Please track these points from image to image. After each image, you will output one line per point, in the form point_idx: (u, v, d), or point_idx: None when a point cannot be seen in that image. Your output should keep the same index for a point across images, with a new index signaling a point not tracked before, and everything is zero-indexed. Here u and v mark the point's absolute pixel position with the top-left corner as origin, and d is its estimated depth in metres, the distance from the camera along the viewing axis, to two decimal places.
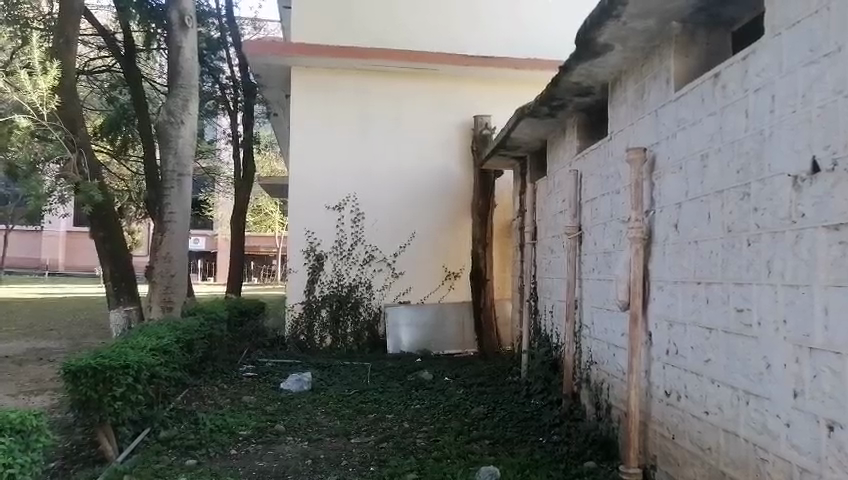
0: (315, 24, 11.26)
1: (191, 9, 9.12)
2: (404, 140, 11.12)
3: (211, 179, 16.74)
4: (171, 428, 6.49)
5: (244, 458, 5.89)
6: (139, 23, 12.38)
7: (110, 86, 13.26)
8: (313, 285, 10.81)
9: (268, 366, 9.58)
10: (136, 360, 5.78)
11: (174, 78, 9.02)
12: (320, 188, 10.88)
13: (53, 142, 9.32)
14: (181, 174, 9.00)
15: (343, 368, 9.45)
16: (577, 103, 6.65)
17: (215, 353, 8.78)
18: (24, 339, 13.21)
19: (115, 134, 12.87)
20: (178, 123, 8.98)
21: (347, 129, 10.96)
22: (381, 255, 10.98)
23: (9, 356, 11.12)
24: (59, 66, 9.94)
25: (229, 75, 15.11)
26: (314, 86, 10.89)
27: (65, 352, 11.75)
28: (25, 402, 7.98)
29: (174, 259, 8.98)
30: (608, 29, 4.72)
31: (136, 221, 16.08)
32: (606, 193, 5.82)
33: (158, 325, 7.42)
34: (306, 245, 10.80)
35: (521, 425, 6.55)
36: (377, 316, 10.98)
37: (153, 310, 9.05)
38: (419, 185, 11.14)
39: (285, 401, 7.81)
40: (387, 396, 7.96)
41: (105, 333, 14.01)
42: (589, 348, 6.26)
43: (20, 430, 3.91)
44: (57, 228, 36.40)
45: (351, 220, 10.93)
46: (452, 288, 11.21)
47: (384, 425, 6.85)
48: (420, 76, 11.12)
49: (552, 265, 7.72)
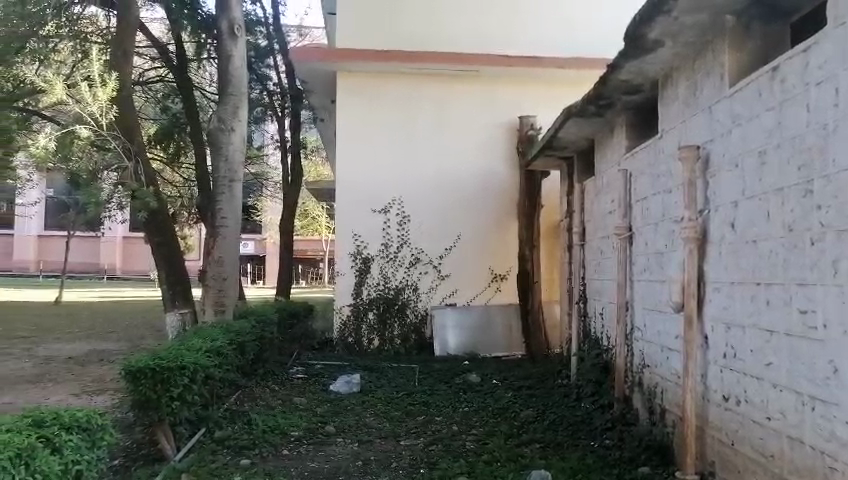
0: (360, 29, 11.37)
1: (241, 19, 9.37)
2: (448, 141, 11.13)
3: (259, 184, 17.05)
4: (226, 428, 6.65)
5: (296, 459, 5.98)
6: (190, 33, 12.78)
7: (163, 95, 13.59)
8: (361, 288, 10.89)
9: (317, 368, 9.73)
10: (192, 361, 5.92)
11: (224, 86, 9.26)
12: (366, 192, 10.96)
13: (111, 151, 9.74)
14: (232, 179, 9.21)
15: (391, 370, 9.51)
16: (626, 101, 6.53)
17: (266, 355, 8.95)
18: (86, 340, 13.72)
19: (168, 141, 13.35)
20: (229, 130, 9.19)
21: (392, 133, 11.03)
22: (427, 258, 11.00)
23: (72, 357, 11.57)
24: (118, 77, 10.26)
25: (276, 82, 15.40)
26: (358, 90, 10.98)
27: (123, 353, 12.15)
28: (89, 401, 8.29)
29: (225, 262, 9.20)
30: (658, 24, 4.62)
31: (188, 226, 16.52)
32: (657, 192, 5.70)
33: (212, 327, 7.61)
34: (353, 249, 10.90)
35: (571, 429, 6.47)
36: (424, 319, 10.99)
37: (207, 312, 9.28)
38: (464, 186, 11.13)
39: (335, 402, 7.89)
40: (435, 398, 7.97)
41: (160, 335, 14.41)
42: (641, 351, 6.13)
43: (87, 428, 4.10)
44: (114, 234, 37.72)
45: (396, 223, 10.98)
46: (498, 290, 11.15)
47: (433, 428, 6.86)
48: (464, 79, 11.13)
49: (602, 266, 7.60)
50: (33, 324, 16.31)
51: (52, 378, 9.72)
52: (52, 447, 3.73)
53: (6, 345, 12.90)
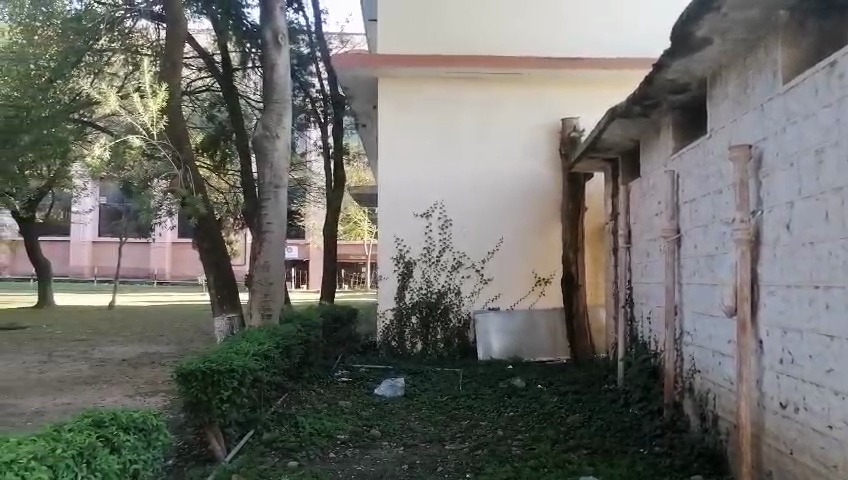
0: (400, 34, 11.43)
1: (284, 28, 9.55)
2: (490, 144, 11.09)
3: (303, 190, 17.28)
4: (273, 430, 6.75)
5: (342, 462, 6.04)
6: (236, 44, 13.28)
7: (209, 105, 13.82)
8: (403, 292, 10.93)
9: (361, 371, 9.82)
10: (241, 364, 6.03)
11: (269, 94, 9.44)
12: (409, 197, 11.00)
13: (161, 160, 10.07)
14: (277, 186, 9.37)
15: (434, 374, 9.52)
16: (672, 101, 6.40)
17: (311, 358, 9.06)
18: (139, 343, 14.14)
19: (214, 149, 13.91)
20: (274, 137, 9.36)
21: (433, 137, 11.06)
22: (470, 261, 10.96)
23: (125, 360, 11.94)
24: (168, 88, 10.41)
25: (319, 89, 15.59)
26: (399, 95, 11.04)
27: (173, 356, 12.47)
28: (142, 402, 8.55)
29: (271, 266, 9.37)
30: (707, 22, 4.52)
31: (234, 232, 16.86)
32: (707, 193, 5.56)
33: (258, 331, 7.74)
34: (396, 253, 10.93)
35: (620, 435, 6.35)
36: (467, 323, 10.96)
37: (253, 317, 9.44)
38: (507, 189, 11.07)
39: (380, 406, 7.94)
40: (479, 403, 7.93)
41: (208, 338, 14.74)
42: (691, 356, 5.99)
43: (142, 428, 4.23)
44: (163, 240, 38.79)
45: (439, 227, 10.98)
46: (542, 294, 11.05)
47: (478, 432, 6.83)
48: (505, 81, 11.08)
49: (649, 269, 7.45)
50: (89, 328, 16.92)
51: (108, 380, 10.06)
52: (111, 446, 3.86)
53: (64, 348, 13.40)
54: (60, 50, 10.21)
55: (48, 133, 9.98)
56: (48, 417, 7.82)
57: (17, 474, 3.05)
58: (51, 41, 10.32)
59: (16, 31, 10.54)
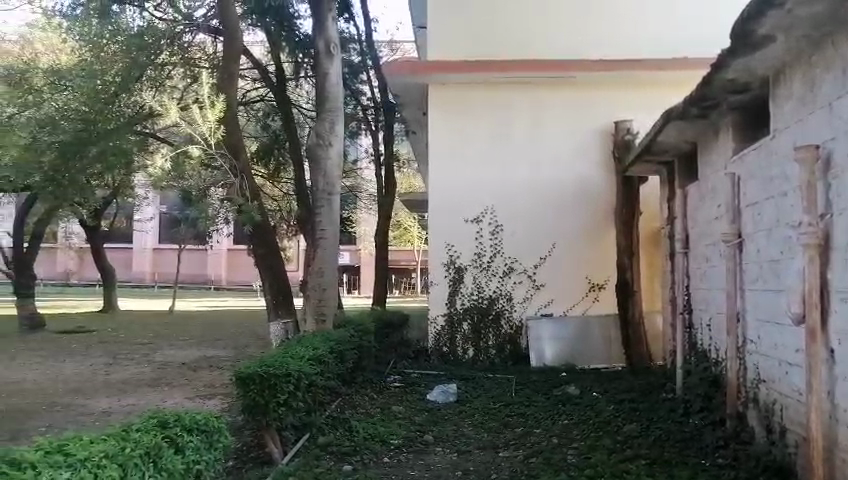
0: (449, 40, 11.40)
1: (336, 37, 9.73)
2: (541, 149, 10.99)
3: (354, 196, 17.50)
4: (328, 434, 6.84)
5: (397, 467, 6.07)
6: (289, 54, 13.57)
7: (264, 114, 14.16)
8: (454, 297, 10.91)
9: (413, 377, 9.84)
10: (296, 368, 6.13)
11: (322, 103, 9.60)
12: (459, 202, 10.97)
13: (219, 170, 10.37)
14: (330, 193, 9.51)
15: (486, 380, 9.47)
16: (732, 101, 6.21)
17: (364, 363, 9.15)
18: (198, 347, 14.55)
19: (268, 159, 14.22)
20: (327, 145, 9.51)
21: (483, 142, 11.04)
22: (521, 267, 10.87)
23: (185, 363, 12.31)
24: (225, 99, 10.63)
25: (370, 97, 15.78)
26: (449, 101, 11.06)
27: (230, 360, 12.78)
28: (201, 405, 8.79)
29: (325, 272, 9.50)
30: (769, 19, 4.37)
31: (288, 238, 17.19)
32: (771, 196, 5.35)
33: (312, 336, 7.86)
34: (447, 258, 10.92)
35: (680, 446, 6.17)
36: (519, 329, 10.86)
37: (308, 321, 9.58)
38: (558, 193, 10.94)
39: (433, 411, 7.95)
40: (532, 410, 7.83)
41: (264, 343, 15.06)
42: (756, 365, 5.77)
43: (205, 429, 4.36)
44: (219, 247, 39.88)
45: (489, 233, 10.92)
46: (596, 301, 10.87)
47: (532, 440, 6.74)
48: (557, 85, 10.99)
49: (709, 275, 7.22)
50: (150, 332, 17.51)
51: (169, 382, 10.40)
52: (176, 447, 4.00)
53: (128, 351, 13.92)
54: (124, 64, 10.60)
55: (115, 144, 10.62)
56: (114, 418, 8.13)
57: (90, 471, 3.21)
58: (116, 58, 10.65)
59: (85, 50, 10.86)
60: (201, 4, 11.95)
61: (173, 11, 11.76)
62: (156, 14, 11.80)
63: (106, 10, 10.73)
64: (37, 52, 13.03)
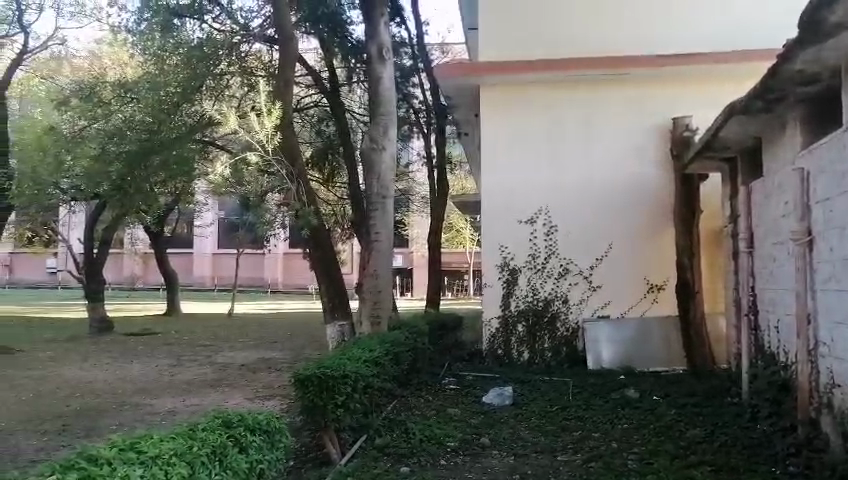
0: (501, 40, 11.33)
1: (388, 41, 9.85)
2: (596, 148, 10.81)
3: (407, 199, 17.61)
4: (385, 436, 6.89)
5: (455, 469, 6.06)
6: (342, 60, 13.85)
7: (318, 120, 14.39)
8: (509, 299, 10.83)
9: (468, 379, 9.82)
10: (353, 370, 6.21)
11: (375, 107, 9.70)
12: (512, 203, 10.87)
13: (276, 175, 10.62)
14: (384, 196, 9.61)
15: (543, 383, 9.37)
16: (800, 93, 5.96)
17: (419, 366, 9.19)
18: (257, 349, 14.92)
19: (323, 164, 14.53)
20: (380, 149, 9.61)
21: (536, 143, 10.93)
22: (577, 268, 10.70)
23: (245, 365, 12.63)
24: (281, 107, 10.82)
25: (422, 100, 15.85)
26: (501, 101, 11.01)
27: (288, 361, 13.04)
28: (262, 405, 9.01)
29: (380, 275, 9.60)
30: (842, 5, 4.17)
31: (342, 242, 17.44)
32: (844, 192, 5.11)
33: (368, 338, 7.95)
34: (500, 260, 10.85)
35: (747, 453, 5.95)
36: (575, 332, 10.69)
37: (363, 324, 9.66)
38: (615, 193, 10.72)
39: (489, 414, 7.91)
40: (591, 414, 7.69)
41: (320, 345, 15.30)
42: (829, 369, 5.50)
43: (267, 430, 4.47)
44: (276, 251, 40.77)
45: (544, 234, 10.80)
46: (655, 302, 10.59)
47: (590, 444, 6.62)
48: (611, 83, 10.80)
49: (776, 275, 6.95)
50: (211, 334, 18.05)
51: (230, 383, 10.69)
52: (240, 446, 4.12)
53: (191, 353, 14.39)
54: (187, 74, 11.02)
55: (178, 153, 10.92)
56: (180, 417, 8.40)
57: (162, 469, 3.33)
58: (179, 69, 11.10)
59: (148, 63, 11.40)
60: (257, 15, 12.41)
61: (231, 23, 12.21)
62: (215, 26, 12.08)
63: (167, 24, 11.40)
64: (105, 66, 13.62)
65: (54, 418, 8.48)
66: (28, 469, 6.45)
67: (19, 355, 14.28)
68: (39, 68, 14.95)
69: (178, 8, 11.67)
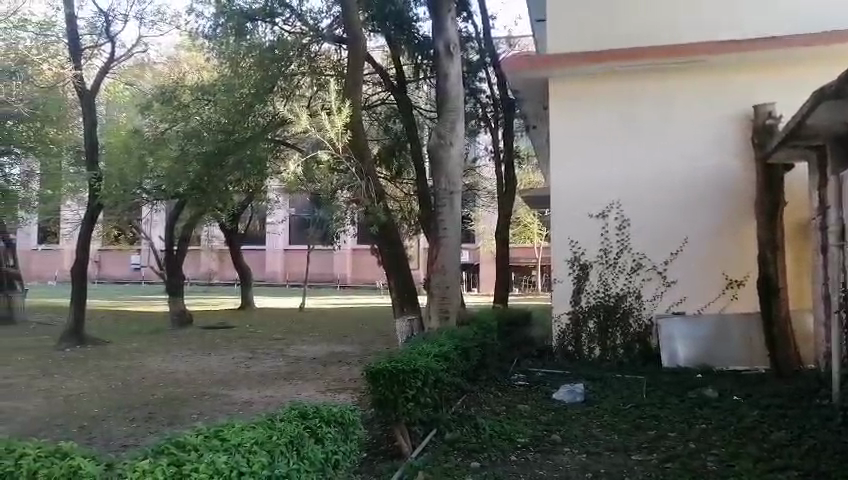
0: (570, 31, 11.10)
1: (455, 37, 9.82)
2: (671, 139, 10.45)
3: (474, 194, 17.58)
4: (455, 430, 6.89)
5: (525, 466, 6.02)
6: (409, 57, 13.97)
7: (385, 117, 14.56)
8: (579, 296, 10.64)
9: (538, 376, 9.70)
10: (424, 364, 6.28)
11: (443, 103, 9.71)
12: (583, 197, 10.66)
13: (346, 173, 10.81)
14: (452, 191, 9.62)
15: (615, 381, 9.14)
16: None
17: (488, 361, 9.16)
18: (327, 343, 15.25)
19: (391, 161, 14.62)
20: (448, 145, 9.62)
21: (607, 135, 10.67)
22: (650, 263, 10.40)
23: (317, 358, 12.97)
24: (351, 105, 10.97)
25: (489, 94, 15.71)
26: (570, 94, 10.81)
27: (358, 355, 13.28)
28: (333, 398, 9.19)
29: (448, 271, 9.62)
30: None
31: (410, 237, 17.59)
32: None
33: (438, 333, 7.98)
34: (571, 255, 10.67)
35: (838, 458, 5.64)
36: (649, 329, 10.40)
37: (432, 320, 9.69)
38: (691, 185, 10.33)
39: (559, 411, 7.80)
40: (667, 413, 7.47)
41: (388, 339, 15.50)
42: None
43: (342, 423, 4.55)
44: (344, 247, 41.55)
45: (615, 228, 10.53)
46: (734, 299, 10.15)
47: (666, 444, 6.43)
48: (687, 71, 10.42)
49: None
50: (284, 328, 18.55)
51: (302, 376, 10.98)
52: (317, 437, 4.23)
53: (264, 346, 14.86)
54: (259, 76, 11.43)
55: (251, 154, 11.27)
56: (256, 408, 8.70)
57: (245, 456, 3.47)
58: (252, 70, 11.50)
59: (225, 66, 11.93)
60: (326, 15, 12.57)
61: (301, 25, 12.53)
62: (286, 28, 12.37)
63: (242, 28, 11.90)
64: (184, 70, 14.30)
65: (140, 407, 8.95)
66: (119, 453, 6.83)
67: (110, 346, 15.18)
68: (123, 76, 15.64)
69: (252, 13, 12.05)
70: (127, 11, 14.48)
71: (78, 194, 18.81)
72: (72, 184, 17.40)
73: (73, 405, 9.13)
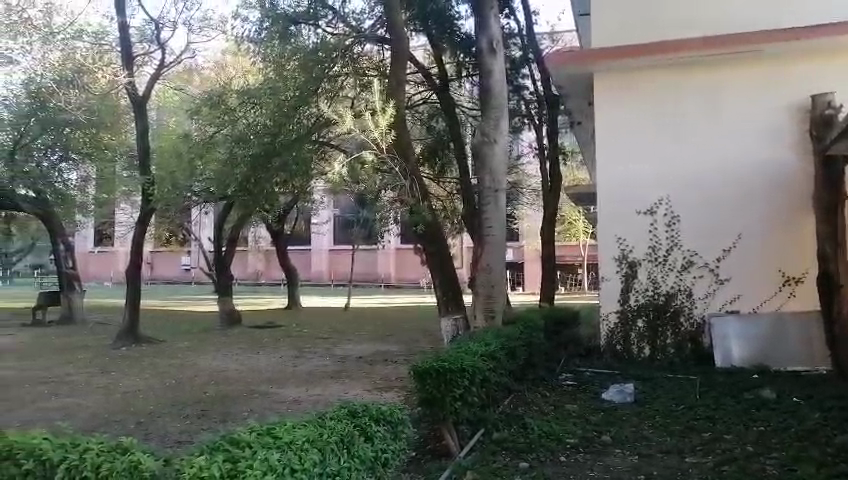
0: (614, 24, 10.90)
1: (498, 34, 9.75)
2: (722, 132, 10.15)
3: (518, 192, 17.44)
4: (502, 430, 6.85)
5: (575, 467, 5.93)
6: (451, 55, 13.99)
7: (428, 116, 14.57)
8: (628, 294, 10.43)
9: (586, 376, 9.54)
10: (471, 363, 6.27)
11: (487, 101, 9.64)
12: (630, 194, 10.45)
13: (390, 173, 10.84)
14: (496, 189, 9.54)
15: (666, 381, 8.93)
16: None
17: (535, 360, 9.06)
18: (373, 342, 15.35)
19: (435, 161, 14.60)
20: (492, 142, 9.55)
21: (654, 130, 10.44)
22: (702, 260, 10.12)
23: (363, 357, 13.06)
24: (395, 104, 11.02)
25: (532, 91, 15.56)
26: (616, 89, 10.62)
27: (403, 354, 13.31)
28: (379, 397, 9.23)
29: (493, 269, 9.54)
30: None
31: (453, 236, 17.56)
32: None
33: (485, 332, 7.93)
34: (618, 253, 10.48)
35: None
36: (701, 327, 10.12)
37: (477, 318, 9.64)
38: (744, 179, 10.01)
39: (609, 412, 7.65)
40: (722, 414, 7.25)
41: (433, 339, 15.51)
42: None
43: (391, 421, 4.56)
44: (388, 246, 41.79)
45: (665, 224, 10.27)
46: (792, 296, 9.77)
47: (722, 446, 6.24)
48: (739, 62, 10.11)
49: None
50: (330, 327, 18.76)
51: (349, 375, 11.07)
52: (366, 435, 4.25)
53: (311, 345, 15.05)
54: (303, 78, 11.55)
55: (296, 155, 11.49)
56: (304, 406, 8.81)
57: (296, 454, 3.50)
58: (297, 73, 11.65)
59: (269, 69, 12.15)
60: (369, 16, 12.86)
61: (344, 27, 12.71)
62: (329, 29, 12.64)
63: (285, 31, 12.19)
64: (231, 75, 14.71)
65: (193, 404, 9.16)
66: (175, 449, 7.01)
67: (163, 345, 15.63)
68: (173, 82, 16.24)
69: (295, 16, 12.39)
70: (176, 19, 14.85)
71: (131, 197, 19.46)
72: (124, 189, 18.31)
73: (130, 401, 9.43)
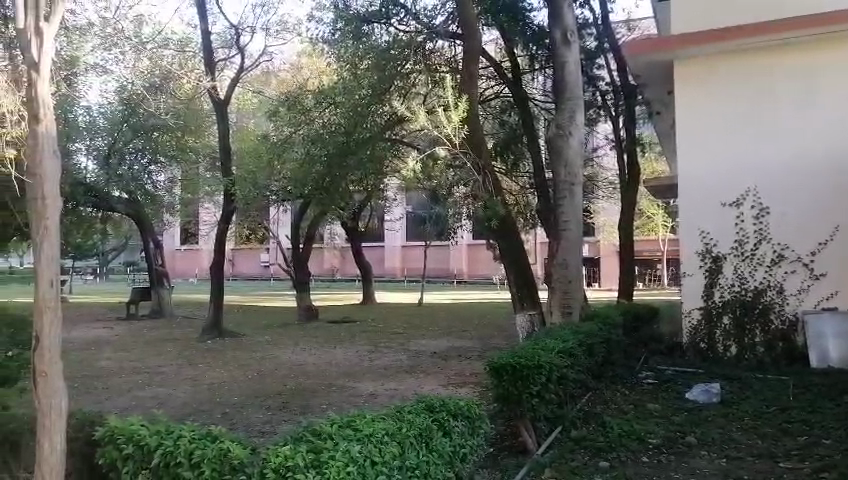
0: (693, 9, 10.46)
1: (572, 24, 9.52)
2: (813, 118, 9.56)
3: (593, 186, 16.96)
4: (581, 428, 6.73)
5: (659, 468, 5.73)
6: (522, 48, 13.86)
7: (501, 110, 14.47)
8: (712, 290, 9.98)
9: (668, 374, 9.22)
10: (548, 360, 6.18)
11: (560, 93, 9.45)
12: (713, 186, 10.00)
13: (462, 168, 10.78)
14: (572, 183, 9.34)
15: (756, 381, 8.50)
16: None
17: (614, 358, 8.81)
18: (447, 338, 15.40)
19: (506, 154, 14.45)
20: (567, 135, 9.38)
21: (740, 118, 9.95)
22: (793, 254, 9.57)
23: (437, 352, 13.13)
24: (467, 100, 11.01)
25: (608, 81, 15.23)
26: (697, 76, 10.18)
27: (478, 350, 13.28)
28: (454, 392, 9.25)
29: (569, 265, 9.34)
30: None
31: (527, 232, 17.35)
32: None
33: (562, 328, 7.79)
34: (702, 247, 10.04)
35: None
36: (794, 325, 9.56)
37: (553, 314, 9.50)
38: (839, 167, 9.38)
39: (693, 412, 7.35)
40: (818, 417, 6.83)
41: (508, 335, 15.39)
42: None
43: (469, 416, 4.55)
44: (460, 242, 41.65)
45: (752, 216, 9.78)
46: None
47: (820, 452, 5.88)
48: (833, 42, 9.44)
49: None
50: (404, 323, 18.95)
51: (424, 370, 11.16)
52: (444, 429, 4.26)
53: (386, 340, 15.24)
54: (376, 77, 11.68)
55: (370, 153, 11.75)
56: (380, 400, 8.94)
57: (375, 446, 3.55)
58: (369, 71, 11.81)
59: (343, 69, 12.40)
60: (440, 13, 12.62)
61: (415, 24, 12.50)
62: (401, 27, 12.58)
63: (358, 30, 12.34)
64: (306, 75, 15.11)
65: (275, 396, 9.49)
66: (259, 438, 7.29)
67: (245, 339, 16.25)
68: (251, 84, 16.81)
69: (367, 15, 12.51)
70: (254, 24, 15.37)
71: (214, 197, 20.34)
72: (207, 189, 19.14)
73: (216, 392, 9.87)
